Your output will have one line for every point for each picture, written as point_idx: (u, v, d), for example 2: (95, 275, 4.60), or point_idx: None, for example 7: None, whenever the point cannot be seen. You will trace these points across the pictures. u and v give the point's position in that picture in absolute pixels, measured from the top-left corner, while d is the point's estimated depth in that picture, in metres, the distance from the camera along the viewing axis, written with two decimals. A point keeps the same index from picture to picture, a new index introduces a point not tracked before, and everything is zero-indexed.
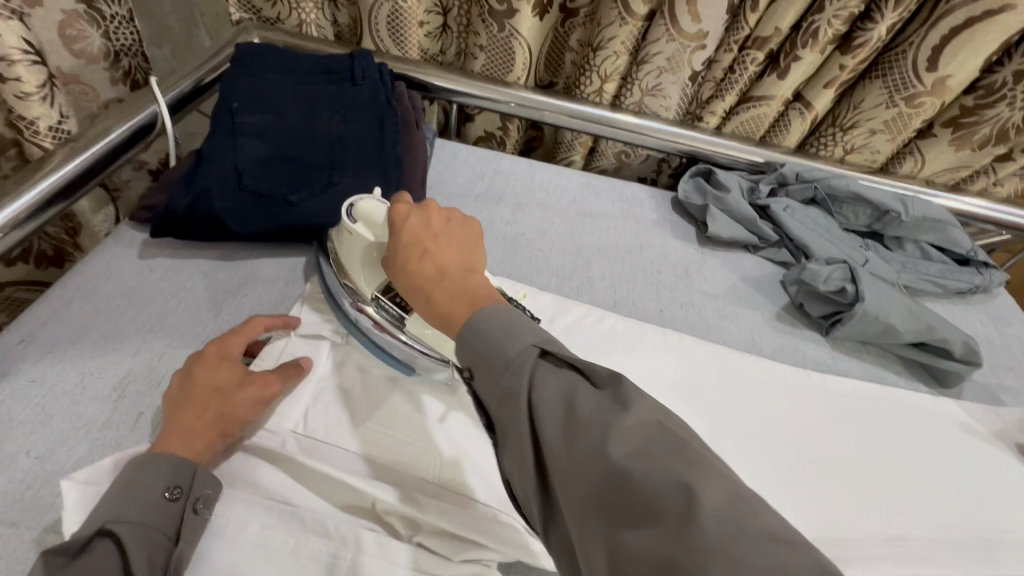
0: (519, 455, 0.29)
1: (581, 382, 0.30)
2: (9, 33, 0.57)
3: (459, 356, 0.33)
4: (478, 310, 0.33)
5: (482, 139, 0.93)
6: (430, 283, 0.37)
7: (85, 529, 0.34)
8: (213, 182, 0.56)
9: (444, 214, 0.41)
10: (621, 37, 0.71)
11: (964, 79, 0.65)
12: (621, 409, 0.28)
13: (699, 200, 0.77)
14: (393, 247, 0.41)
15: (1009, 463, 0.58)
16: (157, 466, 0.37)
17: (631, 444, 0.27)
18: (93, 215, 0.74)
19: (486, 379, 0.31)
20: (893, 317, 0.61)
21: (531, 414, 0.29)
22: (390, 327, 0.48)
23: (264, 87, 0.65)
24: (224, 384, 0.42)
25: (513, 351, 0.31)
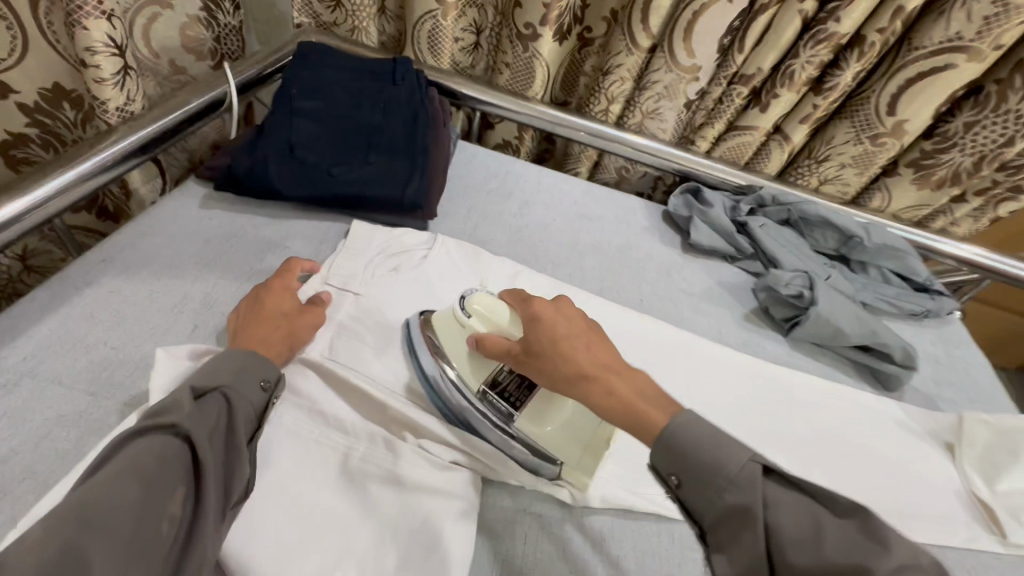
0: (754, 566, 0.36)
1: (822, 511, 0.37)
2: (96, 27, 0.60)
3: (662, 464, 0.41)
4: (676, 420, 0.41)
5: (500, 146, 1.04)
6: (609, 377, 0.45)
7: (207, 384, 0.42)
8: (270, 153, 0.68)
9: (571, 311, 0.50)
10: (627, 65, 0.82)
11: (919, 125, 0.75)
12: (878, 543, 0.34)
13: (685, 212, 0.87)
14: (532, 337, 0.48)
15: (937, 457, 0.65)
16: (260, 361, 0.46)
17: (837, 561, 0.34)
18: (142, 186, 0.79)
19: (704, 492, 0.39)
20: (842, 321, 0.70)
21: (771, 535, 0.36)
22: (495, 421, 0.50)
23: (320, 79, 0.77)
24: (290, 310, 0.53)
25: (735, 467, 0.38)
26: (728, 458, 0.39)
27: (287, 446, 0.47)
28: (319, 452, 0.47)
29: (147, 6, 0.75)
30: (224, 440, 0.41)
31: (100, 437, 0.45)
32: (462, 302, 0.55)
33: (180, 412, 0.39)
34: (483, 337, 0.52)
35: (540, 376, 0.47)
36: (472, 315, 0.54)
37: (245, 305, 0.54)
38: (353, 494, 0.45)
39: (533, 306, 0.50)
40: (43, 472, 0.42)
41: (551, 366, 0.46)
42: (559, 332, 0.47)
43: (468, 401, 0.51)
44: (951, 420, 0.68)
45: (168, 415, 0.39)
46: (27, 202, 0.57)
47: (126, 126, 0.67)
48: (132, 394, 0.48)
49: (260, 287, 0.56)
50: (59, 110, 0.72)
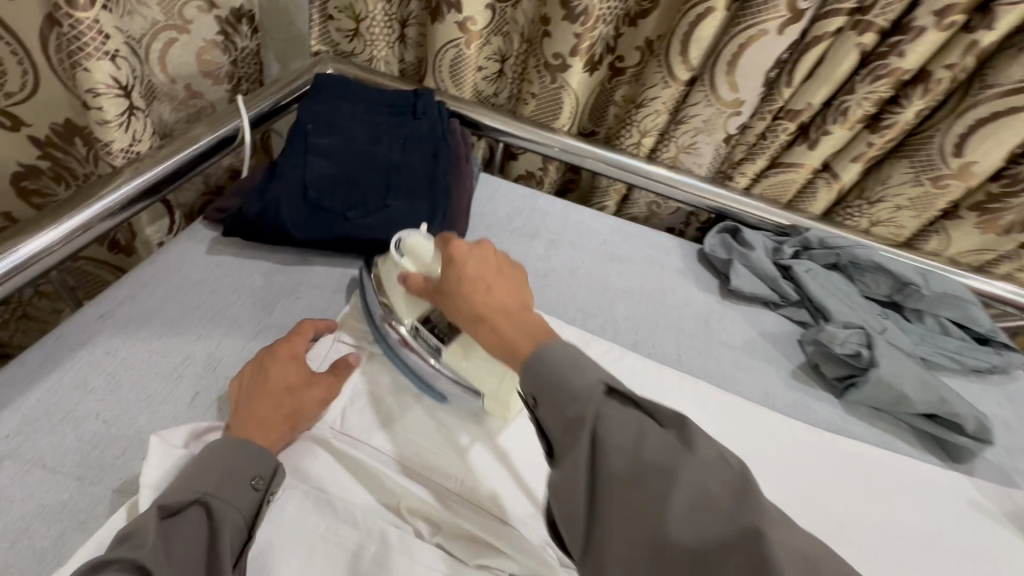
0: (579, 480, 0.34)
1: (648, 423, 0.35)
2: (98, 69, 0.57)
3: (526, 383, 0.38)
4: (547, 343, 0.38)
5: (522, 177, 0.99)
6: (498, 310, 0.42)
7: (185, 493, 0.39)
8: (283, 194, 0.63)
9: (497, 255, 0.46)
10: (663, 97, 0.77)
11: (988, 167, 0.68)
12: (686, 447, 0.33)
13: (724, 254, 0.81)
14: (447, 278, 0.45)
15: (1020, 546, 0.58)
16: (250, 454, 0.41)
17: (694, 481, 0.32)
18: (149, 226, 0.75)
19: (549, 407, 0.36)
20: (906, 385, 0.63)
21: (597, 447, 0.34)
22: (422, 355, 0.49)
23: (336, 114, 0.73)
24: (296, 384, 0.47)
25: (580, 383, 0.36)
26: (577, 373, 0.36)
27: (295, 543, 0.42)
28: (328, 551, 0.42)
29: (163, 31, 0.73)
30: (201, 562, 0.37)
31: (84, 534, 0.40)
32: (397, 243, 0.52)
33: (143, 542, 0.35)
34: (409, 275, 0.49)
35: (453, 317, 0.45)
36: (406, 255, 0.51)
37: (246, 371, 0.48)
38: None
39: (452, 246, 0.46)
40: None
41: (454, 302, 0.44)
42: (467, 270, 0.44)
43: (398, 337, 0.51)
44: None
45: (132, 545, 0.35)
46: (18, 258, 0.53)
47: (131, 168, 0.63)
48: (122, 479, 0.43)
49: (267, 349, 0.50)
50: (71, 146, 0.69)
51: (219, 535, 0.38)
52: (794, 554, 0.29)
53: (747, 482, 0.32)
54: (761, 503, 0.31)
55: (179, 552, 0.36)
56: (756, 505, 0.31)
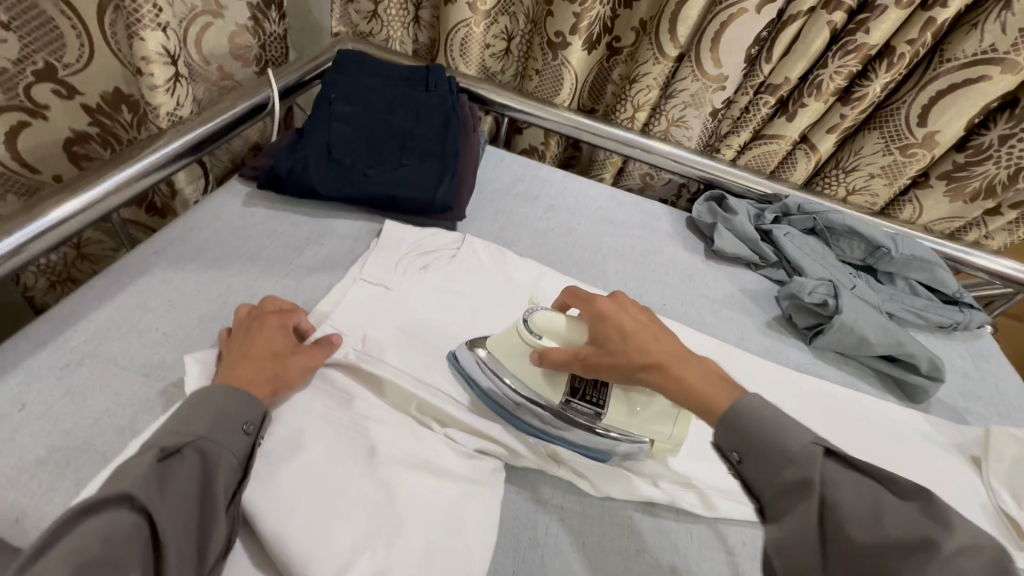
0: (807, 537, 0.36)
1: (882, 492, 0.36)
2: (151, 38, 0.64)
3: (728, 439, 0.42)
4: (742, 401, 0.42)
5: (526, 150, 1.06)
6: (670, 366, 0.45)
7: (181, 438, 0.41)
8: (311, 153, 0.71)
9: (631, 305, 0.51)
10: (654, 73, 0.84)
11: (951, 136, 0.75)
12: (933, 520, 0.34)
13: (709, 219, 0.88)
14: (603, 331, 0.49)
15: (966, 471, 0.64)
16: (243, 402, 0.45)
17: (946, 558, 0.32)
18: (187, 185, 0.83)
19: (766, 469, 0.40)
20: (867, 330, 0.70)
21: (830, 510, 0.36)
22: (582, 425, 0.52)
23: (357, 85, 0.81)
24: (282, 349, 0.51)
25: (797, 447, 0.39)
26: (787, 437, 0.40)
27: (302, 433, 0.49)
28: (350, 440, 0.49)
29: (201, 15, 0.78)
30: (196, 502, 0.39)
31: (151, 416, 0.48)
32: (525, 321, 0.54)
33: (134, 479, 0.36)
34: (546, 350, 0.51)
35: (607, 369, 0.48)
36: (540, 333, 0.53)
37: (234, 338, 0.52)
38: (365, 477, 0.47)
39: (597, 305, 0.50)
40: (101, 446, 0.46)
41: (622, 361, 0.47)
42: (626, 328, 0.48)
43: (549, 414, 0.53)
44: (978, 433, 0.67)
45: (125, 480, 0.36)
46: (83, 201, 0.60)
47: (175, 130, 0.71)
48: (180, 377, 0.51)
49: (258, 315, 0.54)
50: (117, 112, 0.76)
51: (212, 480, 0.40)
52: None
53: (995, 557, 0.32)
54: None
55: (173, 492, 0.38)
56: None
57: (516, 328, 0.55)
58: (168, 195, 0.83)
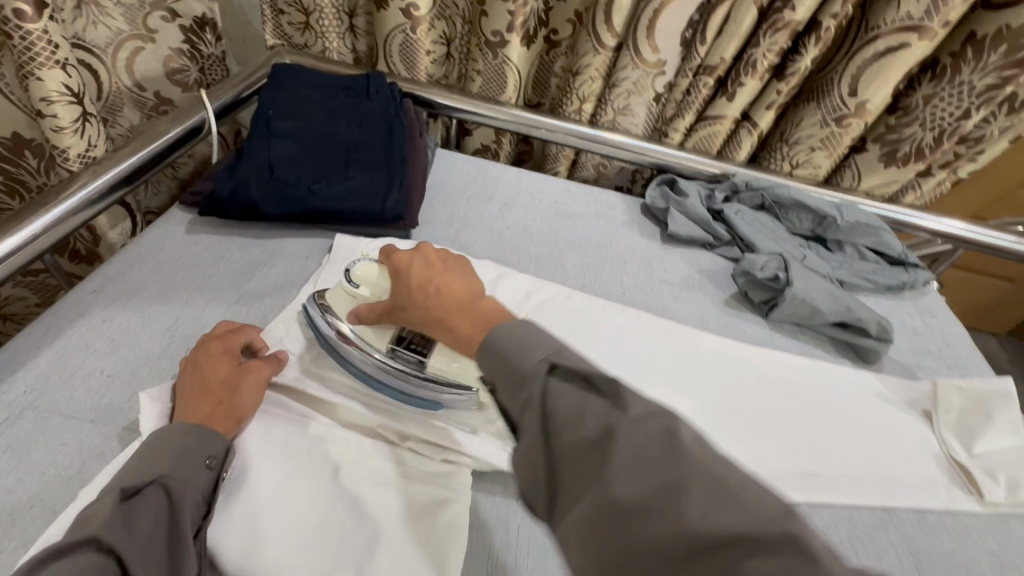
0: (535, 455, 0.35)
1: (590, 392, 0.35)
2: (51, 77, 0.62)
3: (486, 367, 0.39)
4: (493, 331, 0.41)
5: (479, 151, 1.06)
6: (446, 312, 0.45)
7: (143, 478, 0.40)
8: (251, 173, 0.69)
9: (435, 254, 0.51)
10: (594, 64, 0.85)
11: (879, 103, 0.78)
12: (618, 409, 0.34)
13: (662, 204, 0.89)
14: (398, 286, 0.51)
15: (918, 425, 0.67)
16: (202, 437, 0.44)
17: (629, 440, 0.32)
18: (111, 230, 0.80)
19: (513, 390, 0.37)
20: (818, 300, 0.72)
21: (549, 421, 0.35)
22: (404, 371, 0.53)
23: (297, 99, 0.79)
24: (229, 375, 0.49)
25: (528, 365, 0.37)
26: (522, 357, 0.38)
27: (260, 459, 0.47)
28: (310, 462, 0.49)
29: (129, 40, 0.78)
30: (165, 538, 0.38)
31: (103, 462, 0.47)
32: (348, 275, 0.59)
33: (98, 520, 0.36)
34: (361, 308, 0.55)
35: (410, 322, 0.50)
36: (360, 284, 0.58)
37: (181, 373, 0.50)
38: (326, 495, 0.47)
39: (396, 260, 0.52)
40: (50, 500, 0.44)
41: (413, 311, 0.48)
42: (413, 277, 0.49)
43: (376, 358, 0.54)
44: (927, 387, 0.70)
45: (89, 525, 0.36)
46: (14, 242, 0.58)
47: (92, 169, 0.67)
48: (129, 419, 0.49)
49: (201, 346, 0.52)
50: (21, 158, 0.72)
51: (178, 511, 0.39)
52: (702, 490, 0.29)
53: (675, 429, 0.32)
54: (690, 454, 0.31)
55: (142, 530, 0.37)
56: (676, 452, 0.31)
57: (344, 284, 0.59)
58: (92, 240, 0.80)
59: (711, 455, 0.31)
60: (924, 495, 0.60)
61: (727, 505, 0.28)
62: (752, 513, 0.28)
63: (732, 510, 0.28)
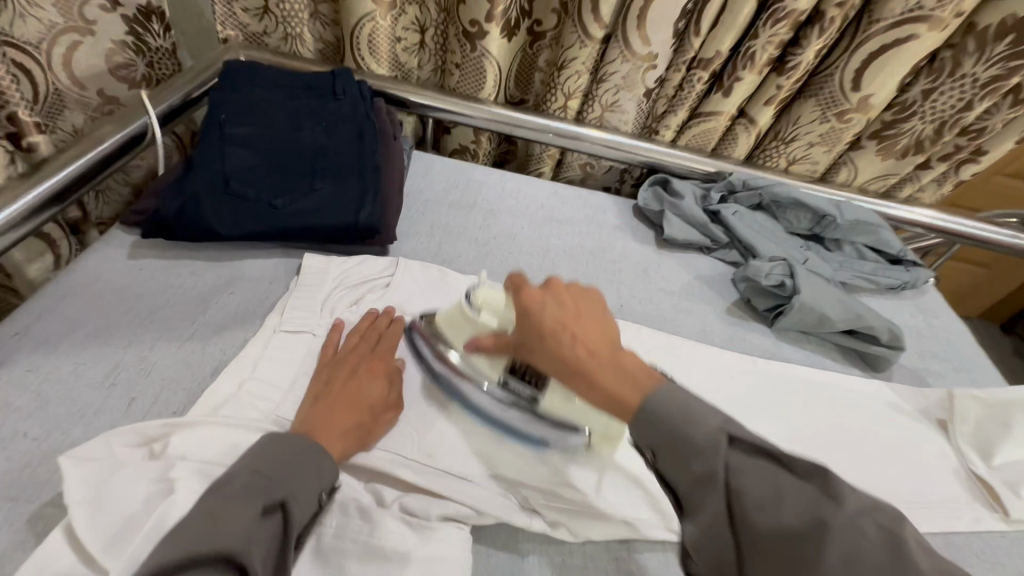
0: (724, 534, 0.35)
1: (782, 473, 0.35)
2: None
3: (642, 436, 0.39)
4: (648, 394, 0.39)
5: (457, 152, 0.99)
6: (587, 368, 0.42)
7: (273, 495, 0.39)
8: (202, 188, 0.61)
9: (570, 293, 0.47)
10: (582, 57, 0.79)
11: (884, 97, 0.74)
12: (834, 502, 0.33)
13: (656, 206, 0.84)
14: (528, 326, 0.46)
15: (934, 436, 0.64)
16: (324, 462, 0.43)
17: (844, 535, 0.32)
18: (30, 265, 0.70)
19: (671, 459, 0.37)
20: (826, 307, 0.68)
21: (733, 498, 0.35)
22: (518, 407, 0.52)
23: (252, 100, 0.70)
24: (376, 400, 0.50)
25: (702, 437, 0.36)
26: (695, 428, 0.37)
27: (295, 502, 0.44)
28: None
29: (64, 34, 0.68)
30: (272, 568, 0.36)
31: (25, 552, 0.39)
32: (468, 295, 0.56)
33: (234, 534, 0.35)
34: (480, 337, 0.53)
35: (541, 368, 0.45)
36: (481, 307, 0.55)
37: (339, 372, 0.52)
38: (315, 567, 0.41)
39: (523, 296, 0.46)
40: None
41: (541, 358, 0.44)
42: (545, 320, 0.45)
43: (489, 391, 0.53)
44: (940, 395, 0.67)
45: (218, 536, 0.34)
46: None
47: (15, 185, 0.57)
48: (56, 492, 0.42)
49: (356, 366, 0.53)
50: None
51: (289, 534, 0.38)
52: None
53: (899, 531, 0.32)
54: (920, 565, 0.30)
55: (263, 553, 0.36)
56: (909, 562, 0.31)
57: (460, 306, 0.57)
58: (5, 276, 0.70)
59: (939, 565, 0.31)
60: (950, 515, 0.57)
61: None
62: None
63: None
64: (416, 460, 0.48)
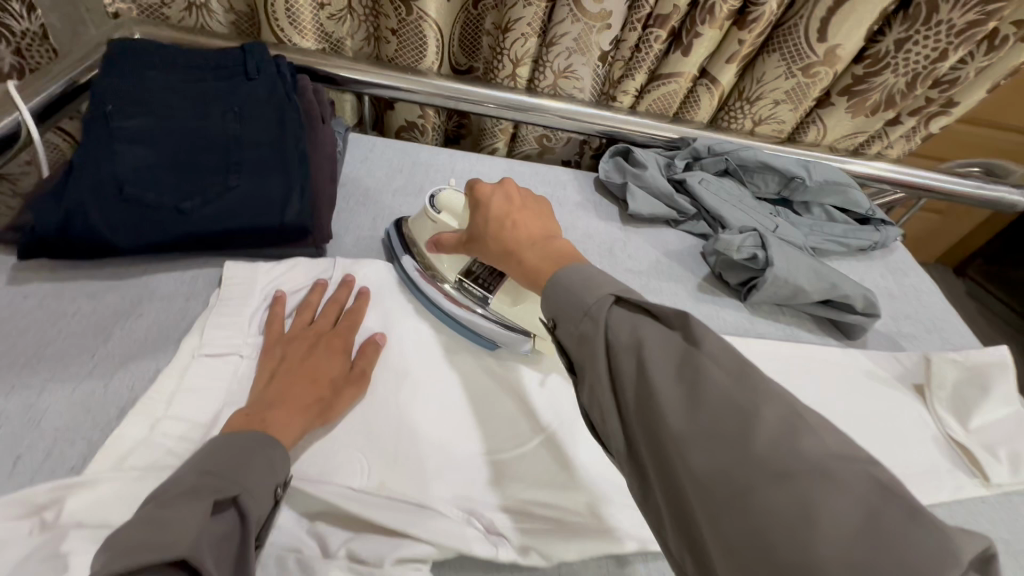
0: (601, 382, 0.34)
1: (653, 325, 0.34)
2: None
3: (546, 306, 0.39)
4: (563, 266, 0.41)
5: (403, 130, 0.90)
6: (518, 248, 0.45)
7: (226, 489, 0.35)
8: (86, 195, 0.51)
9: (518, 189, 0.50)
10: (527, 18, 0.71)
11: (850, 49, 0.69)
12: (692, 343, 0.33)
13: (618, 178, 0.79)
14: (477, 221, 0.50)
15: (913, 404, 0.62)
16: (274, 452, 0.39)
17: (702, 380, 0.31)
18: None
19: (569, 326, 0.37)
20: (801, 278, 0.64)
21: (610, 350, 0.35)
22: (473, 303, 0.56)
23: (147, 87, 0.60)
24: (339, 376, 0.49)
25: (591, 300, 0.37)
26: (586, 292, 0.37)
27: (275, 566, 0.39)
28: None
29: None
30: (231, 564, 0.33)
31: None
32: (431, 200, 0.58)
33: (184, 539, 0.30)
34: (439, 236, 0.56)
35: (484, 259, 0.50)
36: (442, 210, 0.57)
37: (294, 346, 0.50)
38: None
39: (477, 192, 0.51)
40: None
41: (487, 246, 0.48)
42: (492, 210, 0.48)
43: (449, 292, 0.57)
44: (917, 360, 0.65)
45: (167, 534, 0.30)
46: None
47: None
48: None
49: (318, 336, 0.51)
50: None
51: (242, 536, 0.34)
52: (777, 425, 0.28)
53: (747, 360, 0.32)
54: (765, 392, 0.30)
55: (216, 551, 0.32)
56: (756, 383, 0.30)
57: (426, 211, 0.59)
58: None
59: (790, 398, 0.30)
60: (933, 486, 0.55)
61: (805, 434, 0.28)
62: (830, 442, 0.28)
63: (816, 447, 0.27)
64: (368, 490, 0.43)
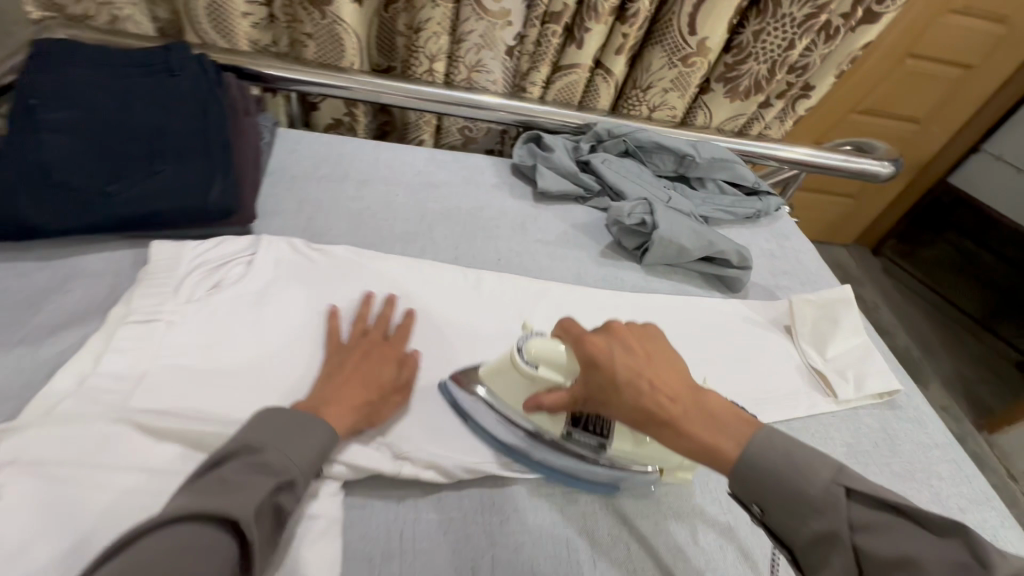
0: (813, 545, 0.39)
1: (896, 517, 0.38)
2: None
3: (745, 491, 0.40)
4: (750, 442, 0.41)
5: (332, 126, 0.95)
6: (673, 414, 0.42)
7: (286, 467, 0.41)
8: (15, 181, 0.56)
9: (629, 332, 0.48)
10: (436, 18, 0.78)
11: (717, 39, 0.80)
12: (926, 532, 0.37)
13: (530, 161, 0.87)
14: (596, 380, 0.45)
15: (781, 342, 0.71)
16: (320, 435, 0.44)
17: None
18: None
19: (784, 516, 0.40)
20: (683, 239, 0.74)
21: (832, 534, 0.38)
22: (580, 454, 0.53)
23: (71, 82, 0.64)
24: (388, 372, 0.53)
25: (818, 491, 0.39)
26: (808, 483, 0.39)
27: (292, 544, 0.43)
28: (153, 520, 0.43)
29: None
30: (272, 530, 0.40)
31: None
32: (518, 351, 0.52)
33: (245, 502, 0.37)
34: (540, 395, 0.50)
35: (613, 417, 0.45)
36: (537, 364, 0.51)
37: (348, 355, 0.54)
38: None
39: (589, 346, 0.46)
40: None
41: (618, 406, 0.44)
42: (614, 369, 0.44)
43: (547, 444, 0.53)
44: (785, 305, 0.75)
45: (228, 502, 0.36)
46: None
47: None
48: None
49: (377, 341, 0.56)
50: None
51: (287, 507, 0.41)
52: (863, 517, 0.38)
53: (902, 502, 0.38)
54: (961, 556, 0.35)
55: (266, 517, 0.39)
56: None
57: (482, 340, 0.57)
58: None
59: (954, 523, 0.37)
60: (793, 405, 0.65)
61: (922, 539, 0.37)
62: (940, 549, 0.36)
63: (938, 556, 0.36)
64: None
